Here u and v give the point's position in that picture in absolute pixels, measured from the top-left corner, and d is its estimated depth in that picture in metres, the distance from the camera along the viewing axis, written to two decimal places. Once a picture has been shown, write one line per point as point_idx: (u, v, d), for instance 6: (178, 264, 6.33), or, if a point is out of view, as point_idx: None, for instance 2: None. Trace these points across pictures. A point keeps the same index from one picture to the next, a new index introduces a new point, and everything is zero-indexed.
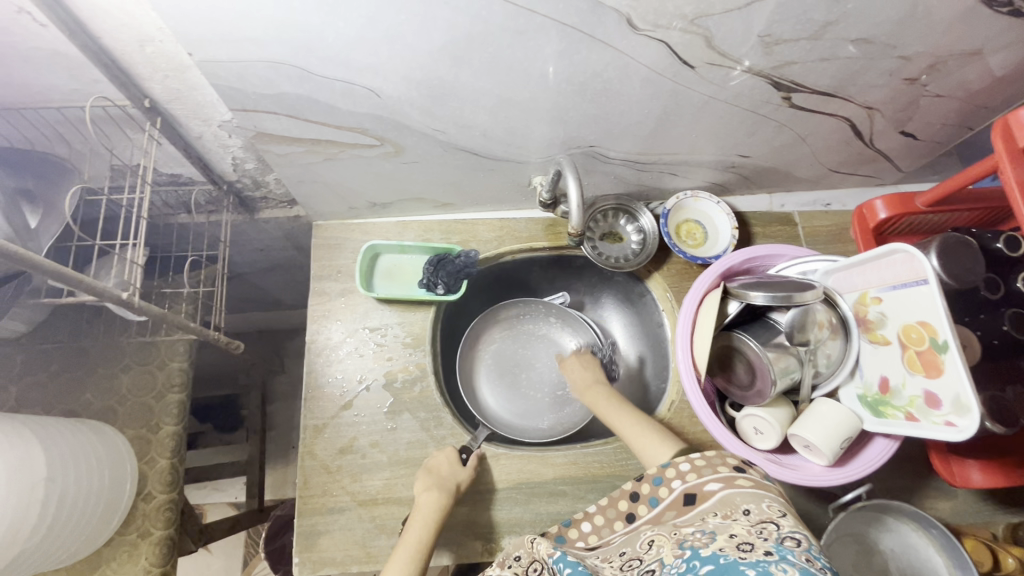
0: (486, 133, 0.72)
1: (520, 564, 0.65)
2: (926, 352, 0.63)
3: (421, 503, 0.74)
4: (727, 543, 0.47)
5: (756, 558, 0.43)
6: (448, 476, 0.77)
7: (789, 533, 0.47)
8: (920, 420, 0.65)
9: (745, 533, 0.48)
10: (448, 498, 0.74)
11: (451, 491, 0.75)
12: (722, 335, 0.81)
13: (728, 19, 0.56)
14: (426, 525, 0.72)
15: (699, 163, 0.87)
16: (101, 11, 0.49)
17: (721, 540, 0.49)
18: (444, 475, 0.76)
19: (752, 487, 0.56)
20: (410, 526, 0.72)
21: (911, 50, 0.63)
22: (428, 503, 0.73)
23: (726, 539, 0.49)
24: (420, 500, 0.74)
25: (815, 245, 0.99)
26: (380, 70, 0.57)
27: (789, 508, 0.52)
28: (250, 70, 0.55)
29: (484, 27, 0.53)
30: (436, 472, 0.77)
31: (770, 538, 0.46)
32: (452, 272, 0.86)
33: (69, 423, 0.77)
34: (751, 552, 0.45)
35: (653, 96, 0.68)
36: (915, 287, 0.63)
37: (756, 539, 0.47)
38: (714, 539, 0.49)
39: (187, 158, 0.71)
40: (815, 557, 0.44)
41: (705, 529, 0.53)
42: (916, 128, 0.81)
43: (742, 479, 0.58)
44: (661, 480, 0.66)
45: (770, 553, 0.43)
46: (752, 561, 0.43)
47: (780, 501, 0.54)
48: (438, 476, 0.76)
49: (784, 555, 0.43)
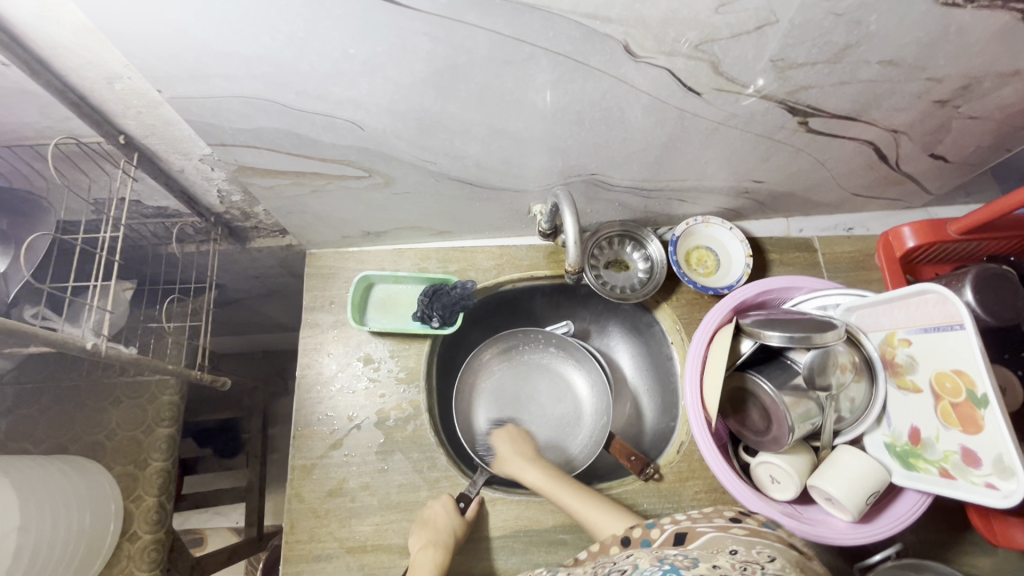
0: (479, 163, 0.68)
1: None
2: (963, 405, 0.57)
3: (419, 562, 0.68)
4: (707, 570, 0.46)
5: None
6: (445, 526, 0.72)
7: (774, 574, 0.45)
8: (957, 479, 0.58)
9: (728, 566, 0.46)
10: (449, 556, 0.69)
11: (451, 545, 0.69)
12: (735, 375, 0.75)
13: (736, 43, 0.51)
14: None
15: (709, 189, 0.82)
16: (64, 50, 0.47)
17: (705, 567, 0.47)
18: (440, 526, 0.71)
19: (749, 535, 0.55)
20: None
21: (941, 72, 0.57)
22: (426, 562, 0.68)
23: (708, 566, 0.47)
24: (417, 558, 0.69)
25: (836, 273, 0.93)
26: (361, 103, 0.54)
27: (781, 555, 0.50)
28: (225, 106, 0.52)
29: (469, 57, 0.49)
30: (432, 524, 0.72)
31: None
32: (447, 304, 0.82)
33: (48, 460, 0.75)
34: None
35: (657, 123, 0.63)
36: (950, 332, 0.57)
37: (738, 573, 0.45)
38: (696, 564, 0.48)
39: (170, 191, 0.69)
40: None
41: (689, 556, 0.51)
42: (946, 150, 0.75)
43: (736, 528, 0.57)
44: (654, 524, 0.63)
45: None
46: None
47: (773, 548, 0.52)
48: (435, 527, 0.71)
49: None
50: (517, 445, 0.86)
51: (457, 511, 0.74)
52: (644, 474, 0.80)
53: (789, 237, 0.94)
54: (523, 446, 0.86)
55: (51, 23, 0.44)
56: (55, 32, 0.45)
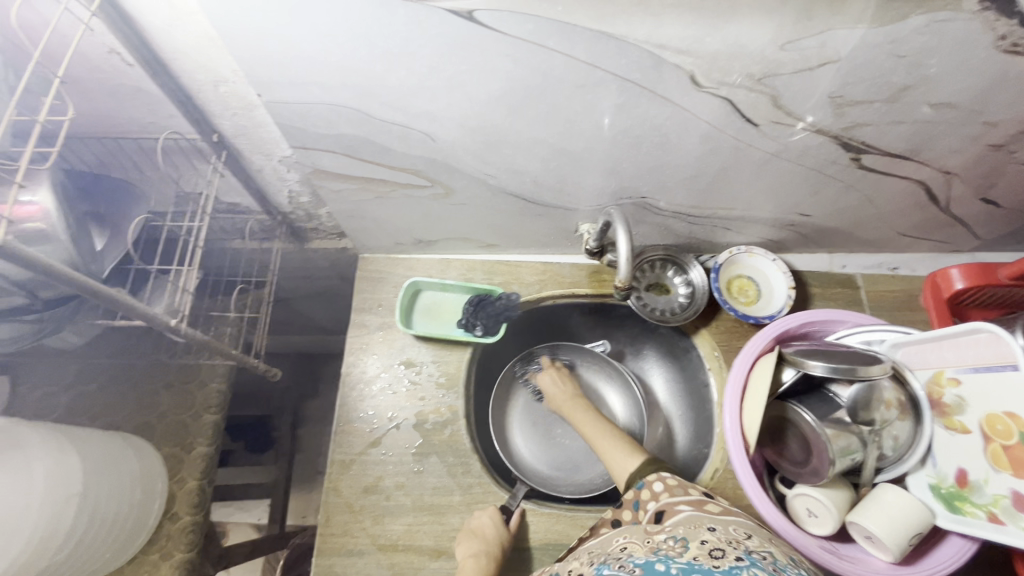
0: (536, 180, 0.71)
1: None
2: (1015, 448, 0.56)
3: (464, 567, 0.68)
4: (700, 551, 0.47)
5: (729, 566, 0.43)
6: (492, 538, 0.72)
7: (759, 550, 0.47)
8: (1006, 524, 0.57)
9: (716, 542, 0.48)
10: (495, 566, 0.69)
11: (496, 552, 0.71)
12: (775, 405, 0.74)
13: (798, 79, 0.53)
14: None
15: (754, 219, 0.83)
16: (183, 54, 0.52)
17: (695, 549, 0.48)
18: (492, 535, 0.73)
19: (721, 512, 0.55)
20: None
21: (998, 116, 0.59)
22: (474, 568, 0.68)
23: (698, 547, 0.48)
24: (464, 564, 0.68)
25: (879, 312, 0.92)
26: (437, 116, 0.58)
27: (755, 531, 0.51)
28: (313, 112, 0.57)
29: (544, 79, 0.53)
30: (479, 535, 0.73)
31: (740, 549, 0.46)
32: (492, 314, 0.86)
33: (106, 434, 0.79)
34: (723, 559, 0.45)
35: (712, 152, 0.66)
36: (1003, 372, 0.57)
37: (727, 548, 0.47)
38: (687, 548, 0.48)
39: (247, 189, 0.75)
40: (783, 570, 0.44)
41: (677, 538, 0.51)
42: (999, 196, 0.76)
43: (710, 504, 0.57)
44: (638, 505, 0.62)
45: (741, 560, 0.44)
46: (726, 568, 0.43)
47: (747, 525, 0.53)
48: (486, 533, 0.73)
49: (754, 564, 0.44)
50: (562, 386, 0.93)
51: (504, 524, 0.76)
52: None
53: (832, 273, 0.94)
54: (565, 389, 0.93)
55: (178, 29, 0.49)
56: (179, 38, 0.50)
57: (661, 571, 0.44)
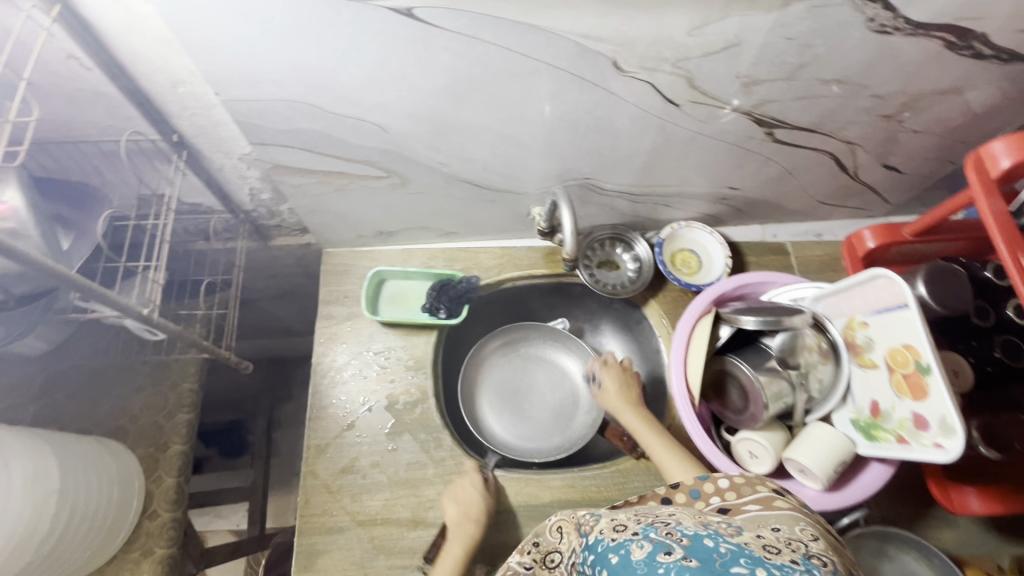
0: (486, 166, 0.77)
1: (539, 549, 0.62)
2: (912, 375, 0.65)
3: (453, 536, 0.75)
4: (754, 541, 0.45)
5: (782, 561, 0.41)
6: (475, 501, 0.78)
7: (818, 553, 0.45)
8: (911, 443, 0.66)
9: (773, 539, 0.46)
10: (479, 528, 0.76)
11: (478, 520, 0.76)
12: (715, 360, 0.82)
13: (708, 62, 0.60)
14: (456, 560, 0.73)
15: (690, 195, 0.91)
16: (141, 57, 0.55)
17: (749, 537, 0.47)
18: (472, 504, 0.78)
19: (791, 509, 0.54)
20: (443, 558, 0.74)
21: (883, 89, 0.68)
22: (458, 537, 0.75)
23: (753, 537, 0.47)
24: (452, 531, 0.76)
25: (807, 274, 1.01)
26: (389, 108, 0.63)
27: (823, 536, 0.49)
28: (270, 108, 0.61)
29: (483, 69, 0.58)
30: (461, 497, 0.78)
31: (798, 551, 0.44)
32: (454, 297, 0.91)
33: (85, 439, 0.79)
34: (776, 555, 0.43)
35: (644, 132, 0.73)
36: (898, 311, 0.66)
37: (784, 547, 0.45)
38: (741, 534, 0.47)
39: (208, 188, 0.77)
40: None
41: (733, 524, 0.50)
42: (898, 162, 0.85)
43: (781, 501, 0.56)
44: (698, 493, 0.62)
45: (796, 561, 0.42)
46: (777, 562, 0.41)
47: (816, 527, 0.51)
48: (468, 503, 0.78)
49: (809, 568, 0.41)
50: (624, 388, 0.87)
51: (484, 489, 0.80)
52: (636, 452, 0.86)
53: (765, 242, 1.03)
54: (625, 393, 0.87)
55: (135, 33, 0.53)
56: (136, 41, 0.53)
57: (708, 546, 0.43)
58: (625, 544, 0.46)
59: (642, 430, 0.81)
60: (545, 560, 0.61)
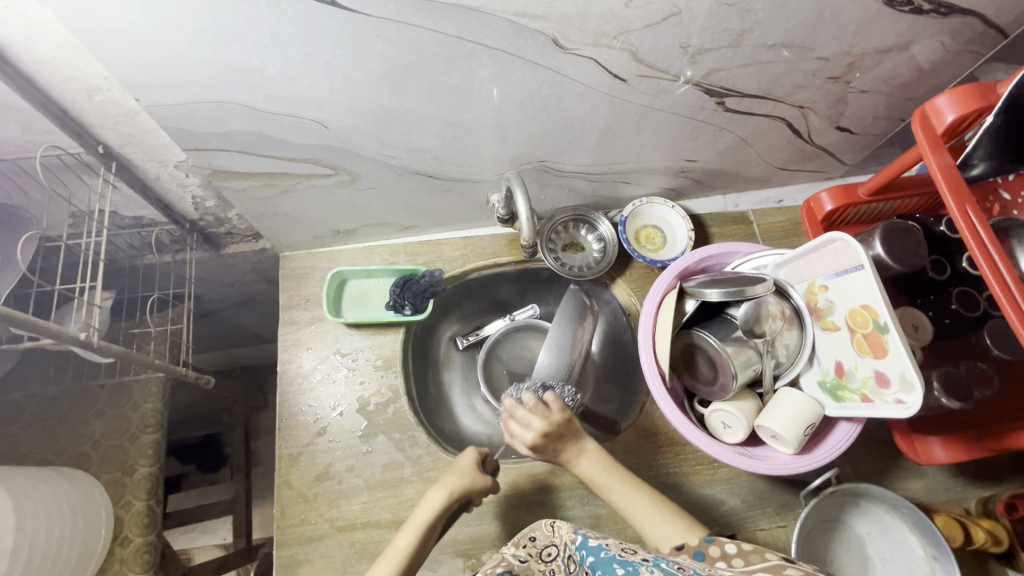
0: (437, 156, 0.75)
1: (535, 544, 0.61)
2: (871, 335, 0.65)
3: (427, 499, 0.72)
4: None
5: None
6: (466, 470, 0.74)
7: None
8: (874, 401, 0.67)
9: None
10: (452, 500, 0.71)
11: (452, 490, 0.72)
12: (682, 335, 0.83)
13: (650, 33, 0.59)
14: (421, 523, 0.69)
15: (649, 170, 0.90)
16: (46, 65, 0.52)
17: None
18: (457, 475, 0.74)
19: None
20: (411, 523, 0.71)
21: (828, 51, 0.67)
22: (435, 497, 0.71)
23: None
24: (428, 495, 0.72)
25: (770, 241, 1.02)
26: (325, 102, 0.60)
27: None
28: (198, 111, 0.58)
29: (418, 55, 0.56)
30: (454, 468, 0.75)
31: None
32: (418, 292, 0.89)
33: (40, 473, 0.76)
34: None
35: (594, 110, 0.71)
36: (854, 272, 0.66)
37: None
38: None
39: (146, 199, 0.74)
40: None
41: None
42: (850, 123, 0.86)
43: (792, 568, 0.51)
44: (703, 555, 0.59)
45: None
46: None
47: None
48: (458, 473, 0.74)
49: None
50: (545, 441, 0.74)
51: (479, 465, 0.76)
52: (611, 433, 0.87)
53: (727, 212, 1.03)
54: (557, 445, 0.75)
55: (36, 40, 0.49)
56: (37, 48, 0.50)
57: None
58: (634, 563, 0.50)
59: (597, 479, 0.73)
60: (541, 554, 0.60)
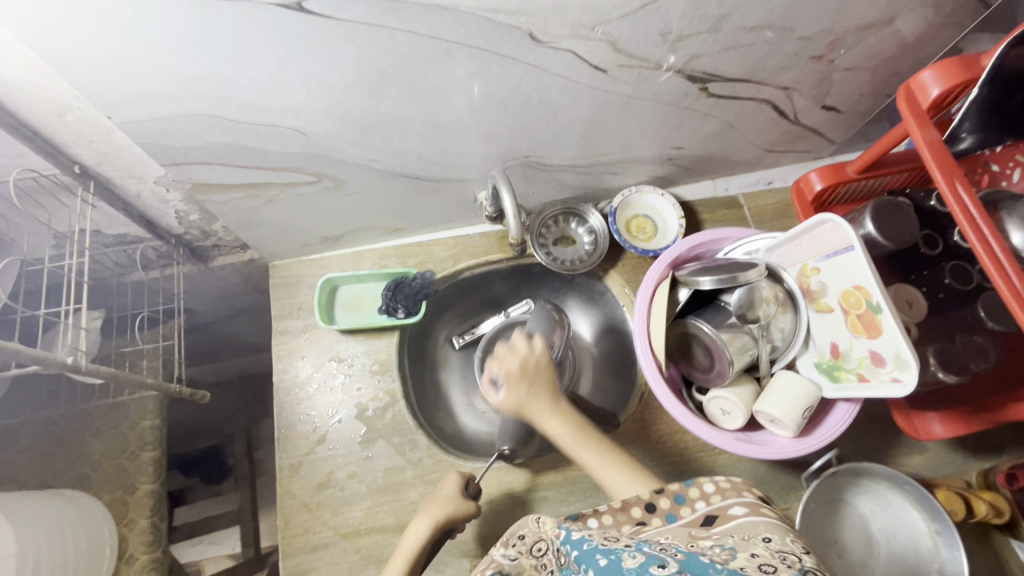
0: (420, 157, 0.74)
1: (524, 542, 0.61)
2: (865, 315, 0.65)
3: (414, 529, 0.73)
4: (749, 562, 0.45)
5: None
6: (446, 495, 0.75)
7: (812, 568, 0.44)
8: (871, 380, 0.67)
9: (768, 557, 0.46)
10: (439, 530, 0.73)
11: (437, 518, 0.72)
12: (676, 324, 0.82)
13: (627, 23, 0.58)
14: (409, 553, 0.71)
15: (636, 160, 0.89)
16: (14, 88, 0.51)
17: (743, 559, 0.46)
18: (441, 502, 0.74)
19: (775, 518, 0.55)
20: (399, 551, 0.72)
21: (809, 30, 0.66)
22: (421, 528, 0.72)
23: (746, 557, 0.46)
24: (415, 525, 0.73)
25: (761, 224, 1.02)
26: (302, 110, 0.59)
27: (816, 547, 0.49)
28: (173, 126, 0.57)
29: (392, 57, 0.55)
30: (436, 496, 0.75)
31: (795, 566, 0.44)
32: (410, 294, 0.88)
33: (38, 497, 0.76)
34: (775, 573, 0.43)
35: (576, 102, 0.70)
36: (846, 253, 0.66)
37: (779, 564, 0.45)
38: (734, 557, 0.47)
39: (128, 217, 0.73)
40: None
41: (724, 547, 0.49)
42: (836, 101, 0.85)
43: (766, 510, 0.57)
44: (684, 498, 0.62)
45: None
46: None
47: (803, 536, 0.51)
48: (441, 501, 0.74)
49: None
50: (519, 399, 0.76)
51: (463, 491, 0.76)
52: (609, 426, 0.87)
53: (717, 197, 1.03)
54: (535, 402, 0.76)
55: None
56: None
57: (703, 562, 0.45)
58: (616, 550, 0.49)
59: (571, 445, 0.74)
60: (530, 550, 0.59)
